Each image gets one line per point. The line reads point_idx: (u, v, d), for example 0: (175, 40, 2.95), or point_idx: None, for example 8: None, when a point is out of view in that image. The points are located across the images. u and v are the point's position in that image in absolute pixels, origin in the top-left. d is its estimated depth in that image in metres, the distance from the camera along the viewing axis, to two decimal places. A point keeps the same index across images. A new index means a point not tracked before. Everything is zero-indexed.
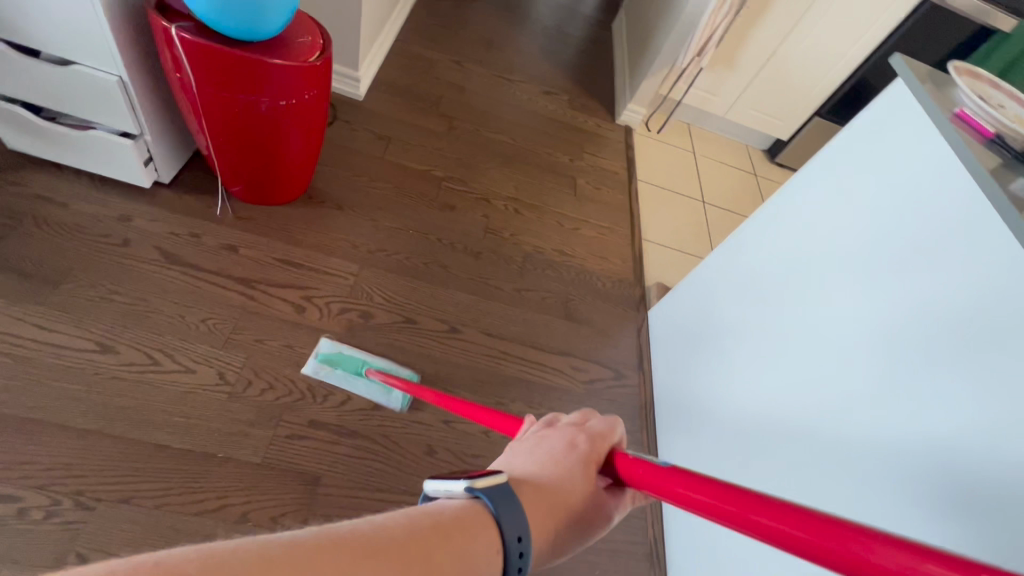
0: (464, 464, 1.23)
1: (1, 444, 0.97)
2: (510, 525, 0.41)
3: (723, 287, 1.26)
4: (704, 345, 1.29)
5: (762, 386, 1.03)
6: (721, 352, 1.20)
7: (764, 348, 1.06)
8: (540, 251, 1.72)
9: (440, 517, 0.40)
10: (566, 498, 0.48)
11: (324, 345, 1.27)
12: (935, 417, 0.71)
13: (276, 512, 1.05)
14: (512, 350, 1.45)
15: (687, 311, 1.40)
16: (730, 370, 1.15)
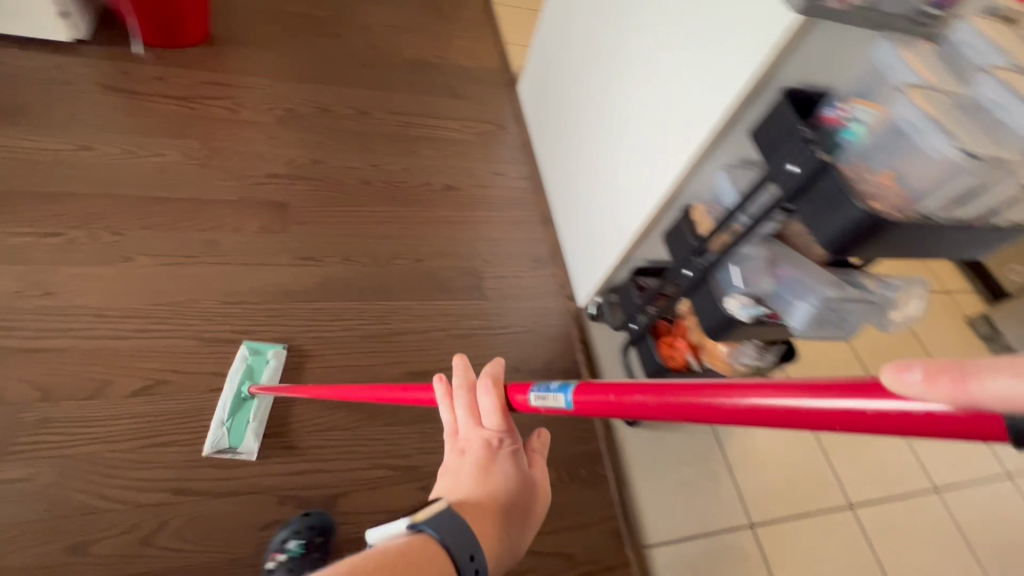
0: (395, 185, 1.64)
1: (37, 207, 1.28)
2: (457, 548, 0.50)
3: (578, 88, 1.53)
4: (571, 138, 1.59)
5: (614, 145, 1.33)
6: (585, 138, 1.50)
7: (610, 115, 1.34)
8: (422, 58, 2.09)
9: (385, 557, 0.47)
10: (513, 491, 0.59)
11: (212, 440, 1.04)
12: (703, 94, 0.99)
13: (262, 224, 1.42)
14: (414, 121, 1.86)
15: (547, 76, 1.77)
16: (594, 145, 1.44)
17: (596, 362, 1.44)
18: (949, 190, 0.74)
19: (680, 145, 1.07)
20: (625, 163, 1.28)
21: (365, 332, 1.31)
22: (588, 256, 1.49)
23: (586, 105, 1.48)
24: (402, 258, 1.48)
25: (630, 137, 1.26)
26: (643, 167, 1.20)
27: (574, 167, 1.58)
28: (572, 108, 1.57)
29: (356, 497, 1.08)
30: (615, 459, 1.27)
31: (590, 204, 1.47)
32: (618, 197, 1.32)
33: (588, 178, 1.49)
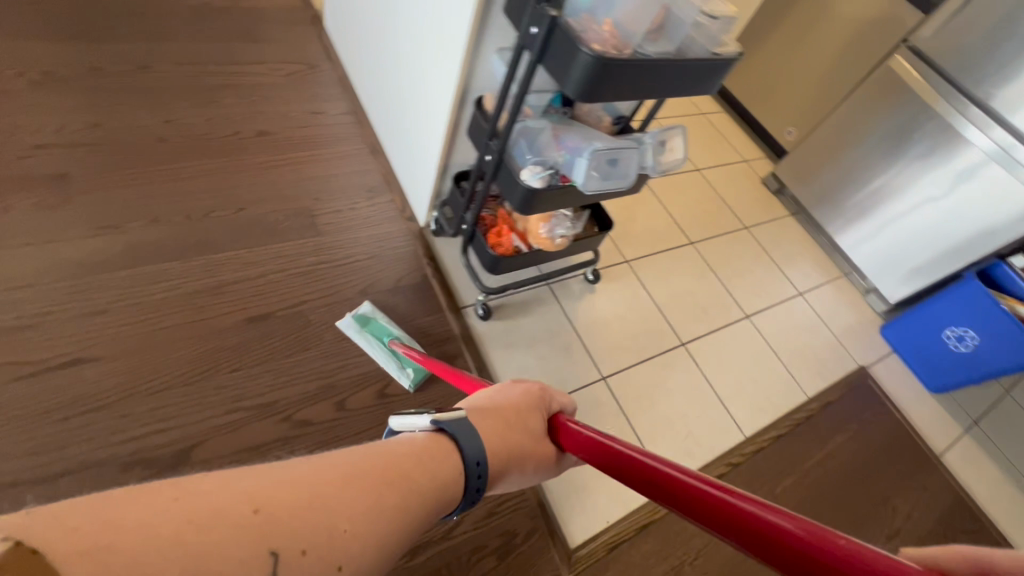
0: (199, 138, 1.52)
1: None
2: (470, 450, 0.50)
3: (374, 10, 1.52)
4: (378, 64, 1.58)
5: (412, 58, 1.35)
6: (389, 60, 1.50)
7: (403, 29, 1.36)
8: (207, 2, 1.90)
9: (403, 449, 0.47)
10: (532, 438, 0.61)
11: (365, 306, 1.34)
12: None
13: (38, 200, 1.26)
14: (209, 69, 1.70)
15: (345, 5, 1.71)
16: (398, 65, 1.46)
17: (444, 272, 1.51)
18: (646, 27, 0.88)
19: (454, 41, 1.12)
20: (423, 73, 1.31)
21: (191, 289, 1.24)
22: (416, 177, 1.53)
23: (383, 26, 1.48)
24: (221, 210, 1.40)
25: (421, 47, 1.29)
26: (435, 73, 1.25)
27: (387, 93, 1.58)
28: (373, 32, 1.56)
29: (211, 444, 1.06)
30: (473, 350, 1.38)
31: (407, 125, 1.50)
32: (425, 110, 1.36)
33: (400, 101, 1.51)
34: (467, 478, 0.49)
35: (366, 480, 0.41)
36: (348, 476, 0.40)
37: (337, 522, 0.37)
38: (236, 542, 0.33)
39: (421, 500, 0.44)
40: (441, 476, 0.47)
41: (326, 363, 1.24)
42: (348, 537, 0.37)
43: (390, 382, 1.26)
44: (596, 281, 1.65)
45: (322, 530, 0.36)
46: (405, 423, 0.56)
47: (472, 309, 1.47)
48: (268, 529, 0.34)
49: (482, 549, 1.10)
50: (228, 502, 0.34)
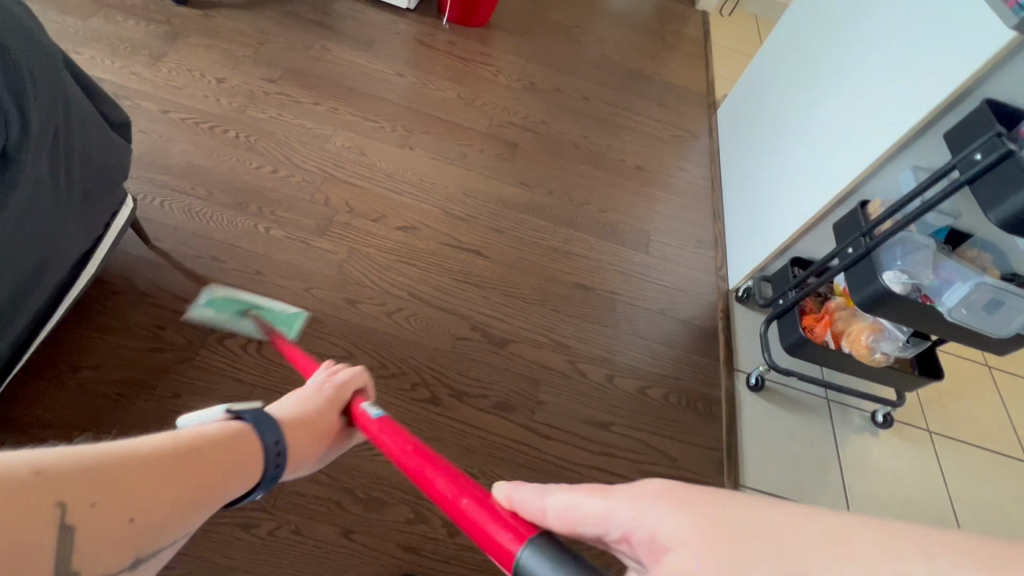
0: (597, 154, 1.99)
1: (366, 102, 1.86)
2: (270, 436, 0.71)
3: (774, 113, 1.77)
4: (758, 152, 1.82)
5: (797, 157, 1.54)
6: (770, 153, 1.72)
7: (800, 133, 1.56)
8: (640, 71, 2.46)
9: (204, 438, 0.62)
10: (320, 421, 0.84)
11: (203, 293, 1.21)
12: (895, 111, 1.18)
13: (497, 152, 1.87)
14: (623, 113, 2.21)
15: (749, 101, 2.01)
16: (777, 159, 1.66)
17: (732, 332, 1.60)
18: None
19: (861, 153, 1.26)
20: (804, 171, 1.48)
21: (551, 244, 1.65)
22: (744, 250, 1.69)
23: (778, 126, 1.71)
24: (590, 205, 1.81)
25: (814, 150, 1.46)
26: (822, 173, 1.40)
27: (752, 177, 1.80)
28: (765, 127, 1.80)
29: (520, 346, 1.39)
30: (731, 408, 1.43)
31: (760, 207, 1.68)
32: (789, 200, 1.52)
33: (764, 187, 1.70)
34: (268, 458, 0.69)
35: (170, 463, 0.55)
36: (150, 460, 0.53)
37: (135, 492, 0.49)
38: (48, 495, 0.42)
39: (215, 479, 0.60)
40: (232, 465, 0.63)
41: (613, 343, 1.47)
42: (146, 502, 0.50)
43: (651, 386, 1.42)
44: (883, 425, 1.50)
45: (123, 502, 0.48)
46: (195, 417, 0.71)
47: (743, 375, 1.52)
48: (76, 491, 0.44)
49: None
50: (35, 470, 0.43)
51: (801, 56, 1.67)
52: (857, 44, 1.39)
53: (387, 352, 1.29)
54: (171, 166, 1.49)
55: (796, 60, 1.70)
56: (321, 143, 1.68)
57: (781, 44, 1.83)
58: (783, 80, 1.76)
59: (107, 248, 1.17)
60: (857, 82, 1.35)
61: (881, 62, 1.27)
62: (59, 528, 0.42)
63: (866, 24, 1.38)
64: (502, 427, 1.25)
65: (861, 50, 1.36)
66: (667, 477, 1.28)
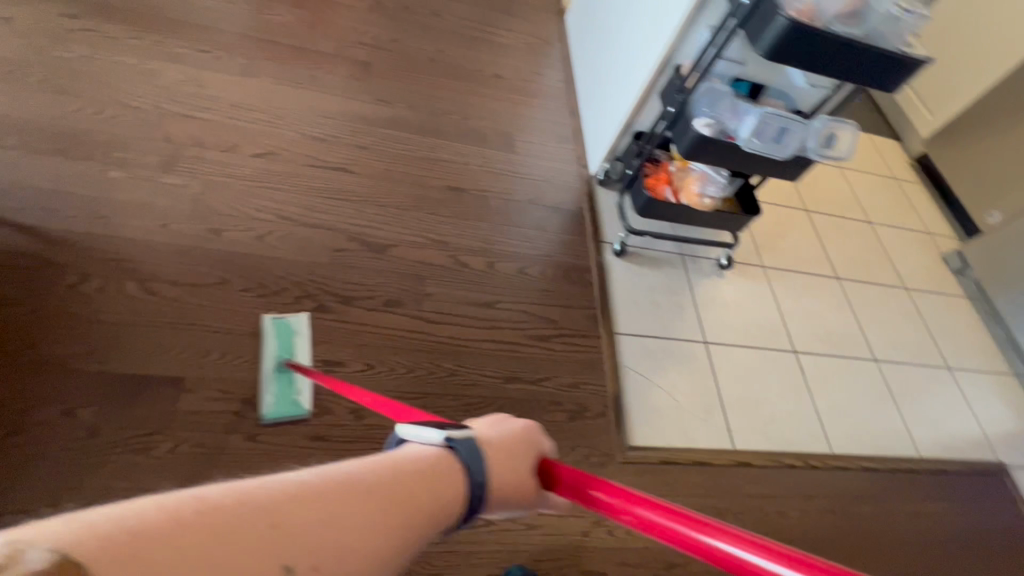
0: (455, 66, 2.02)
1: (193, 32, 1.72)
2: (477, 470, 0.51)
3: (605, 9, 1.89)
4: (598, 47, 1.94)
5: (625, 43, 1.69)
6: (605, 47, 1.86)
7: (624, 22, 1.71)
8: None
9: (418, 466, 0.49)
10: (516, 473, 0.55)
11: None
12: None
13: (349, 73, 1.83)
14: (475, 26, 2.23)
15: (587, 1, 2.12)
16: (611, 50, 1.80)
17: (597, 210, 1.77)
18: (842, 10, 1.07)
19: (667, 23, 1.42)
20: (630, 54, 1.64)
21: (418, 154, 1.69)
22: (596, 139, 1.85)
23: (609, 20, 1.84)
24: (452, 114, 1.85)
25: (636, 33, 1.61)
26: (642, 51, 1.56)
27: (595, 73, 1.95)
28: (601, 23, 1.93)
29: (400, 249, 1.45)
30: (602, 272, 1.61)
31: (602, 98, 1.84)
32: (622, 83, 1.68)
33: (603, 78, 1.85)
34: (469, 488, 0.50)
35: (382, 498, 0.43)
36: (359, 488, 0.42)
37: (366, 531, 0.40)
38: (302, 532, 0.37)
39: (420, 513, 0.45)
40: (447, 494, 0.48)
41: (489, 235, 1.58)
42: (376, 544, 0.40)
43: (529, 265, 1.55)
44: (727, 267, 1.77)
45: (356, 541, 0.39)
46: (404, 431, 0.57)
47: (609, 246, 1.70)
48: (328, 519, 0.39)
49: (557, 403, 1.33)
50: (290, 500, 0.38)
51: None
52: None
53: (264, 272, 1.30)
54: None
55: None
56: (146, 79, 1.55)
57: None
58: None
59: None
60: None
61: None
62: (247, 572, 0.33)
63: None
64: (393, 321, 1.32)
65: None
66: (551, 337, 1.43)
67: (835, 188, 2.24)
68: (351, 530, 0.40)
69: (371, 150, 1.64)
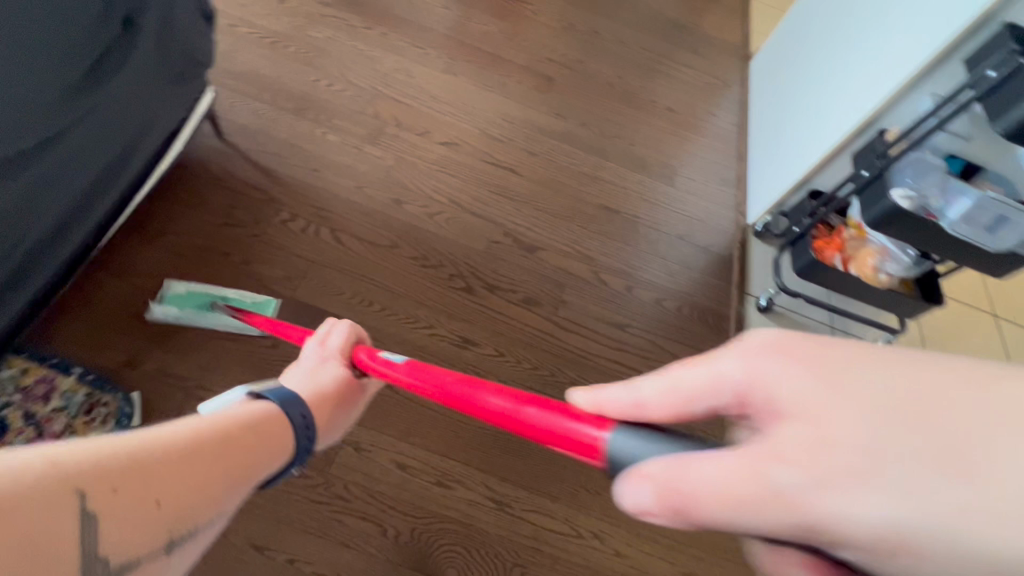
0: (630, 93, 2.07)
1: (413, 30, 1.96)
2: (293, 412, 0.76)
3: (801, 60, 1.83)
4: (784, 98, 1.88)
5: (818, 97, 1.62)
6: (794, 98, 1.79)
7: (822, 76, 1.64)
8: (678, 19, 2.48)
9: (235, 427, 0.65)
10: (326, 394, 0.86)
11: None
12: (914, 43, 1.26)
13: (533, 84, 1.96)
14: (657, 58, 2.26)
15: (781, 50, 2.06)
16: (800, 101, 1.74)
17: (747, 261, 1.70)
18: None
19: (880, 85, 1.34)
20: (823, 109, 1.57)
21: (580, 169, 1.75)
22: (761, 188, 1.79)
23: (804, 71, 1.78)
24: (619, 138, 1.89)
25: (835, 89, 1.54)
26: (840, 108, 1.48)
27: (774, 122, 1.89)
28: (792, 74, 1.87)
29: (548, 253, 1.52)
30: (740, 323, 1.55)
31: (778, 148, 1.78)
32: (806, 137, 1.62)
33: (784, 129, 1.79)
34: (292, 423, 0.75)
35: (205, 455, 0.58)
36: (191, 451, 0.56)
37: (196, 488, 0.54)
38: (152, 488, 0.50)
39: (240, 465, 0.62)
40: (259, 448, 0.66)
41: (633, 259, 1.58)
42: (203, 495, 0.55)
43: (666, 298, 1.54)
44: None
45: (190, 492, 0.53)
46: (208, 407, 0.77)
47: (753, 299, 1.62)
48: (173, 472, 0.52)
49: None
50: (141, 460, 0.50)
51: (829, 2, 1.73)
52: None
53: (429, 246, 1.43)
54: (239, 74, 1.62)
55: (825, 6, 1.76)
56: (369, 63, 1.80)
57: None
58: (812, 27, 1.82)
59: (187, 134, 1.30)
60: (881, 24, 1.42)
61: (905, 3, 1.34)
62: (80, 516, 0.43)
63: None
64: (528, 317, 1.39)
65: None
66: None
67: None
68: (192, 486, 0.54)
69: (539, 158, 1.74)
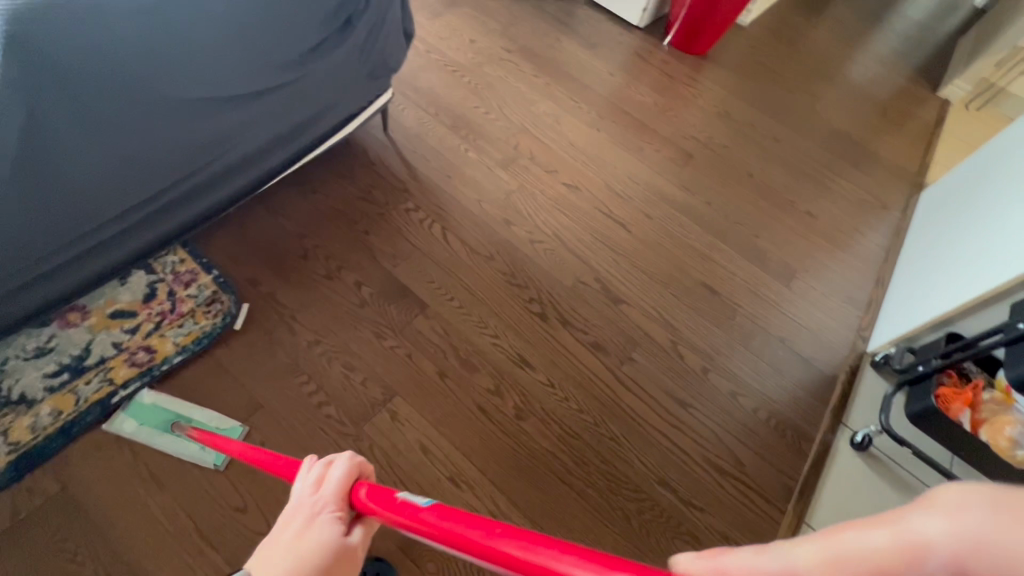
0: (770, 188, 2.01)
1: (575, 87, 2.15)
2: None
3: (978, 197, 1.64)
4: (947, 232, 1.69)
5: (986, 238, 1.43)
6: (958, 235, 1.60)
7: (997, 217, 1.45)
8: (846, 133, 2.38)
9: None
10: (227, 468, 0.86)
11: None
12: None
13: (671, 156, 2.01)
14: (810, 163, 2.18)
15: (958, 184, 1.86)
16: (963, 239, 1.55)
17: (853, 388, 1.51)
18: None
19: None
20: (987, 251, 1.39)
21: (692, 242, 1.73)
22: (892, 319, 1.59)
23: (977, 210, 1.59)
24: (744, 226, 1.84)
25: (1009, 233, 1.36)
26: (1007, 254, 1.30)
27: (928, 254, 1.70)
28: (964, 210, 1.68)
29: (631, 309, 1.51)
30: (823, 450, 1.36)
31: (925, 282, 1.58)
32: (958, 277, 1.43)
33: (937, 264, 1.60)
34: None
35: None
36: None
37: None
38: None
39: None
40: None
41: (719, 343, 1.50)
42: None
43: (744, 394, 1.41)
44: None
45: None
46: None
47: (848, 432, 1.42)
48: None
49: (697, 541, 1.17)
50: None
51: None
52: None
53: (521, 267, 1.52)
54: (419, 90, 1.92)
55: (1020, 148, 1.57)
56: (527, 105, 2.01)
57: (1011, 134, 1.69)
58: (1000, 167, 1.63)
59: (362, 120, 1.55)
60: None
61: None
62: None
63: None
64: (591, 361, 1.38)
65: None
66: (728, 474, 1.27)
67: None
68: None
69: (654, 221, 1.75)
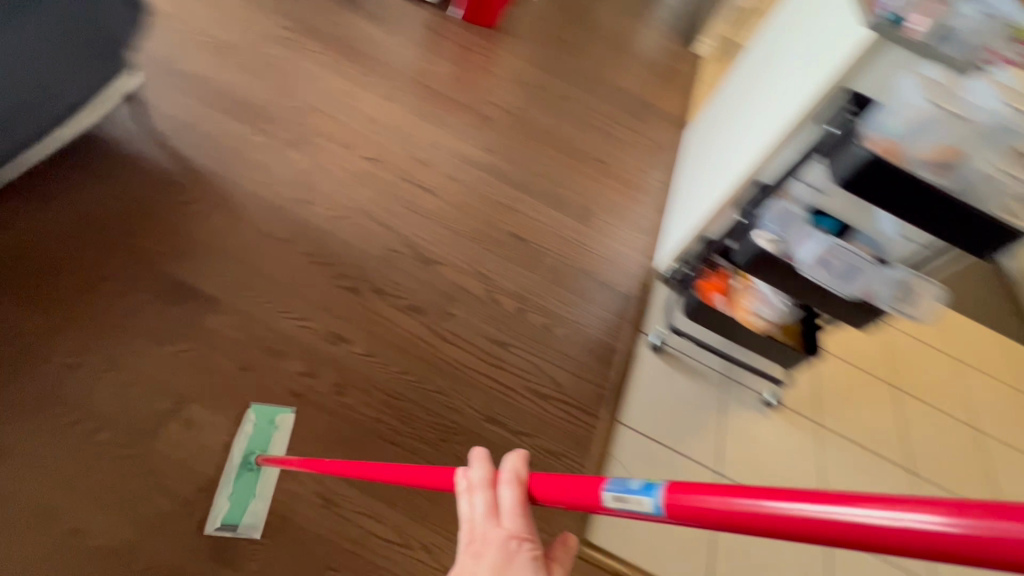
0: (564, 141, 2.20)
1: (366, 61, 2.11)
2: None
3: (717, 129, 1.97)
4: (701, 161, 2.00)
5: (721, 159, 1.73)
6: (706, 161, 1.91)
7: (727, 141, 1.75)
8: (625, 88, 2.69)
9: None
10: None
11: None
12: (781, 109, 1.37)
13: (471, 121, 2.08)
14: (598, 117, 2.43)
15: (707, 121, 2.22)
16: (709, 165, 1.85)
17: (647, 301, 1.74)
18: (929, 154, 1.04)
19: (757, 146, 1.44)
20: (722, 169, 1.67)
21: (498, 197, 1.82)
22: (670, 239, 1.86)
23: (717, 139, 1.91)
24: (545, 177, 1.99)
25: (733, 152, 1.65)
26: (731, 167, 1.58)
27: (690, 182, 2.00)
28: (710, 140, 2.00)
29: (445, 268, 1.54)
30: (627, 357, 1.56)
31: (688, 204, 1.87)
32: (706, 194, 1.71)
33: (695, 188, 1.89)
34: None
35: None
36: None
37: None
38: None
39: None
40: None
41: (532, 285, 1.61)
42: None
43: (557, 325, 1.55)
44: (771, 406, 1.58)
45: None
46: None
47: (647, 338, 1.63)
48: None
49: (527, 463, 1.26)
50: None
51: (741, 81, 1.89)
52: (774, 68, 1.59)
53: (324, 245, 1.46)
54: (182, 73, 1.72)
55: (738, 85, 1.92)
56: (316, 82, 1.91)
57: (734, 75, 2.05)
58: (729, 102, 1.97)
59: (96, 109, 1.34)
60: (767, 96, 1.54)
61: (783, 77, 1.47)
62: None
63: (782, 52, 1.59)
64: (410, 324, 1.39)
65: (774, 73, 1.57)
66: (550, 398, 1.39)
67: (942, 371, 1.88)
68: None
69: (460, 183, 1.81)
